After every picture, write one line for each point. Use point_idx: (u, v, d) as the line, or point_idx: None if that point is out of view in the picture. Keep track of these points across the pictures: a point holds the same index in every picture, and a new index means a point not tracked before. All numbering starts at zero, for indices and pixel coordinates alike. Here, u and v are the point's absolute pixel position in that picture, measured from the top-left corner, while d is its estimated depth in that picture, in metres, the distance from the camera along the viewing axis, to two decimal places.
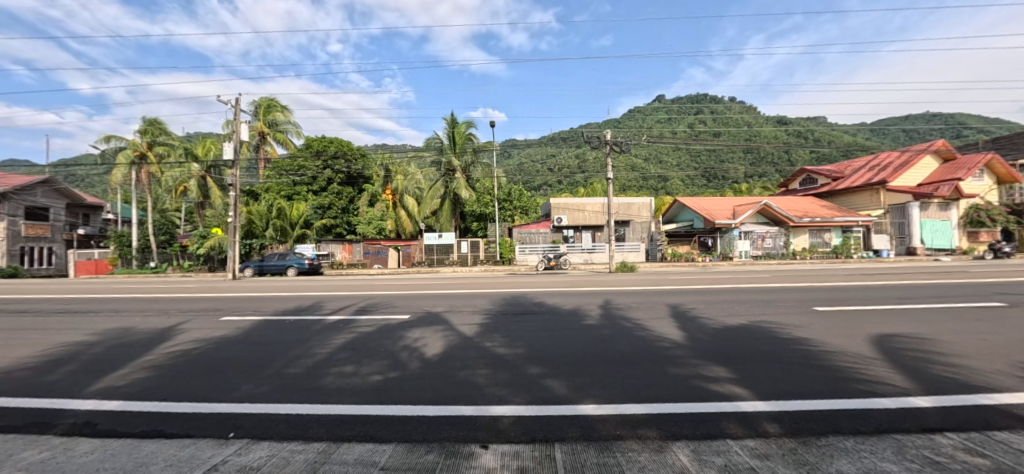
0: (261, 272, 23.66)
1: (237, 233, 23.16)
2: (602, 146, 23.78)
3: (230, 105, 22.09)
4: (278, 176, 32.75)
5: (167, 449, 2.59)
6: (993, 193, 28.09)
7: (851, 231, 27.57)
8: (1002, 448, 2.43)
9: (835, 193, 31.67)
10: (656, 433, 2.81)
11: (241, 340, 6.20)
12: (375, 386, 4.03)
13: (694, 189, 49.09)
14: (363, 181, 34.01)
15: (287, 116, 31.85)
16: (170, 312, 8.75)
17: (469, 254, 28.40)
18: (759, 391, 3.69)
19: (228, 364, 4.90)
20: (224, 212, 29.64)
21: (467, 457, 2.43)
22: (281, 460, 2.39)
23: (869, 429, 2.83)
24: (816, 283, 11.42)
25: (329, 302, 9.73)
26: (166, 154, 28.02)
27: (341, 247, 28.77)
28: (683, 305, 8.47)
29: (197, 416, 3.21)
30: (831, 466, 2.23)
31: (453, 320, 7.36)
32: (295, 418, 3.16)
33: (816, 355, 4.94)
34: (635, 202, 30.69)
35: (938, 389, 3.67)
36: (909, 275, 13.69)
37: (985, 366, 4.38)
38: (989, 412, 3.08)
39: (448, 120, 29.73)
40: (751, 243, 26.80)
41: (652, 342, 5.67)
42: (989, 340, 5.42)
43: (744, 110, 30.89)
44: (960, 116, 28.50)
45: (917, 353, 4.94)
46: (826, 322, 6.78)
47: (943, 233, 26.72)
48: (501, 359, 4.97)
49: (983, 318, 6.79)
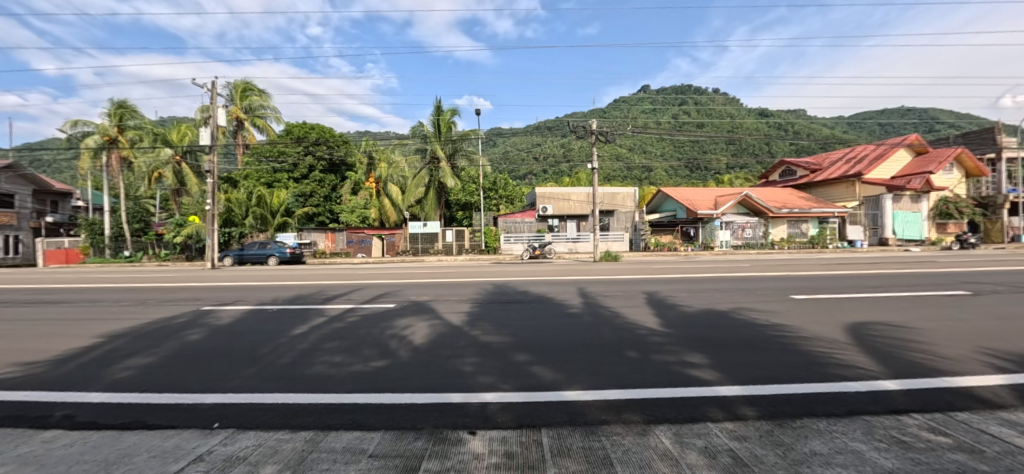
0: (241, 261, 23.13)
1: (215, 221, 22.34)
2: (587, 136, 23.60)
3: (205, 88, 21.34)
4: (257, 162, 31.96)
5: (150, 440, 2.56)
6: (961, 186, 29.22)
7: (827, 222, 28.35)
8: (963, 428, 2.59)
9: (812, 184, 32.53)
10: (639, 417, 2.90)
11: (223, 330, 6.10)
12: (363, 374, 4.05)
13: (677, 179, 50.28)
14: (346, 168, 33.60)
15: (265, 101, 30.92)
16: (150, 303, 8.51)
17: (454, 243, 28.25)
18: (734, 376, 3.83)
19: (214, 355, 4.83)
20: (202, 199, 28.63)
21: (456, 443, 2.47)
22: (269, 449, 2.39)
23: (842, 411, 2.97)
24: (794, 273, 11.75)
25: (312, 292, 9.64)
26: (139, 140, 27.14)
27: (324, 236, 28.48)
28: (665, 293, 8.67)
29: (181, 407, 3.18)
30: (804, 446, 2.34)
31: (440, 309, 7.39)
32: (282, 408, 3.16)
33: (792, 340, 5.15)
34: (619, 191, 31.30)
35: (906, 374, 3.86)
36: (882, 264, 14.19)
37: (948, 351, 4.63)
38: (952, 395, 3.28)
39: (433, 107, 29.34)
40: (732, 232, 27.47)
41: (635, 329, 5.81)
42: (951, 327, 5.72)
43: (726, 101, 31.38)
44: (933, 112, 29.43)
45: (887, 340, 5.15)
46: (801, 309, 7.03)
47: (914, 224, 27.92)
48: (488, 346, 5.06)
49: (950, 306, 7.09)
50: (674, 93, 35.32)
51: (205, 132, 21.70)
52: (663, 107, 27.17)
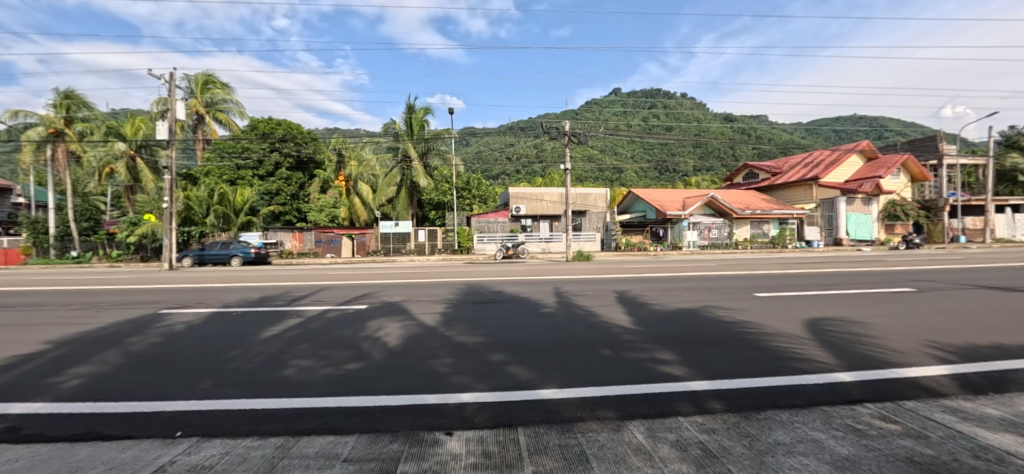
0: (202, 262, 22.00)
1: (173, 219, 21.20)
2: (560, 137, 23.83)
3: (163, 80, 20.21)
4: (220, 158, 30.43)
5: (107, 451, 2.41)
6: (907, 190, 31.43)
7: (787, 223, 29.82)
8: (910, 416, 2.79)
9: (773, 187, 34.13)
10: (614, 413, 2.97)
11: (184, 334, 5.81)
12: (337, 377, 3.95)
13: (647, 181, 51.69)
14: (314, 166, 32.67)
15: (228, 94, 29.60)
16: (101, 306, 7.97)
17: (427, 243, 27.94)
18: (702, 371, 3.98)
19: (175, 361, 4.59)
20: (158, 197, 26.92)
21: (432, 444, 2.46)
22: (237, 457, 2.29)
23: (802, 402, 3.14)
24: (755, 272, 12.30)
25: (278, 293, 9.30)
26: (89, 132, 25.53)
27: (291, 236, 27.56)
28: (635, 292, 8.87)
29: (140, 416, 3.00)
30: (769, 436, 2.47)
31: (413, 310, 7.29)
32: (251, 413, 3.04)
33: (756, 336, 5.39)
34: (591, 192, 31.89)
35: (858, 366, 4.12)
36: (835, 263, 15.07)
37: (895, 344, 4.97)
38: (899, 385, 3.53)
39: (406, 106, 28.96)
40: (699, 233, 28.48)
41: (608, 328, 5.92)
42: (897, 321, 6.15)
43: (693, 106, 32.48)
44: (882, 120, 31.43)
45: (841, 334, 5.48)
46: (763, 306, 7.36)
47: (865, 225, 29.77)
48: (463, 346, 5.04)
49: (896, 302, 7.61)
50: (644, 97, 36.20)
51: (162, 126, 20.48)
52: (634, 110, 27.86)
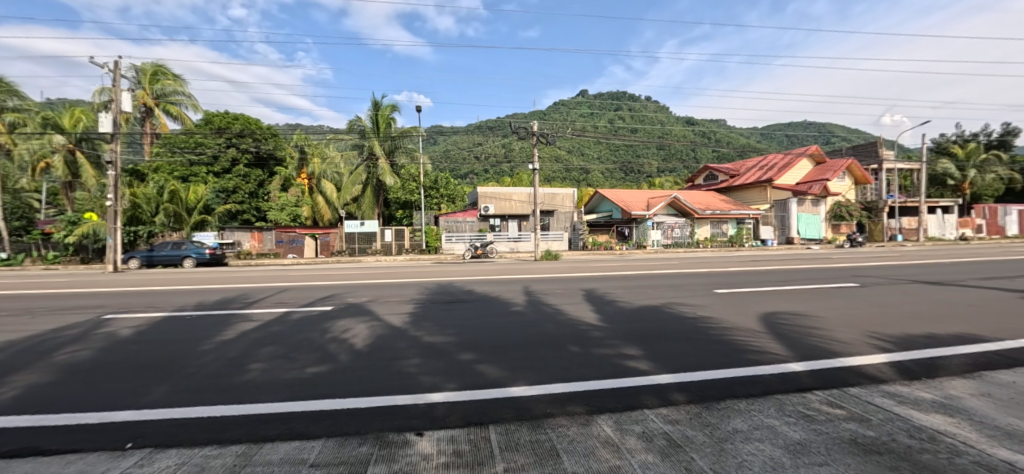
0: (150, 264, 20.61)
1: (118, 218, 19.77)
2: (528, 137, 23.91)
3: (105, 68, 18.71)
4: (170, 153, 28.62)
5: (46, 467, 2.24)
6: (851, 192, 33.79)
7: (744, 223, 31.39)
8: (852, 400, 3.03)
9: (732, 188, 35.79)
10: (583, 408, 3.05)
11: (131, 340, 5.43)
12: (302, 380, 3.83)
13: (613, 182, 53.00)
14: (275, 163, 31.42)
15: (180, 86, 27.82)
16: (33, 313, 7.31)
17: (394, 242, 27.36)
18: (666, 365, 4.15)
19: (121, 368, 4.29)
20: (101, 193, 24.96)
21: (403, 445, 2.44)
22: (195, 467, 2.19)
23: (758, 392, 3.34)
24: (714, 269, 12.89)
25: (236, 296, 8.86)
26: (20, 123, 23.38)
27: (249, 236, 26.34)
28: (602, 290, 9.09)
29: (84, 428, 2.81)
30: (728, 425, 2.61)
31: (381, 310, 7.14)
32: (210, 421, 2.91)
33: (716, 331, 5.66)
34: (559, 192, 32.26)
35: (807, 356, 4.42)
36: (785, 261, 16.03)
37: (839, 335, 5.37)
38: (844, 373, 3.82)
39: (371, 102, 28.28)
40: (663, 232, 29.53)
41: (576, 325, 6.04)
42: (841, 314, 6.62)
43: (657, 109, 33.53)
44: (829, 127, 33.60)
45: (792, 327, 5.85)
46: (722, 302, 7.72)
47: (814, 225, 31.81)
48: (433, 346, 5.01)
49: (840, 296, 8.19)
50: (611, 99, 37.06)
51: (105, 117, 18.98)
52: (600, 112, 28.46)
